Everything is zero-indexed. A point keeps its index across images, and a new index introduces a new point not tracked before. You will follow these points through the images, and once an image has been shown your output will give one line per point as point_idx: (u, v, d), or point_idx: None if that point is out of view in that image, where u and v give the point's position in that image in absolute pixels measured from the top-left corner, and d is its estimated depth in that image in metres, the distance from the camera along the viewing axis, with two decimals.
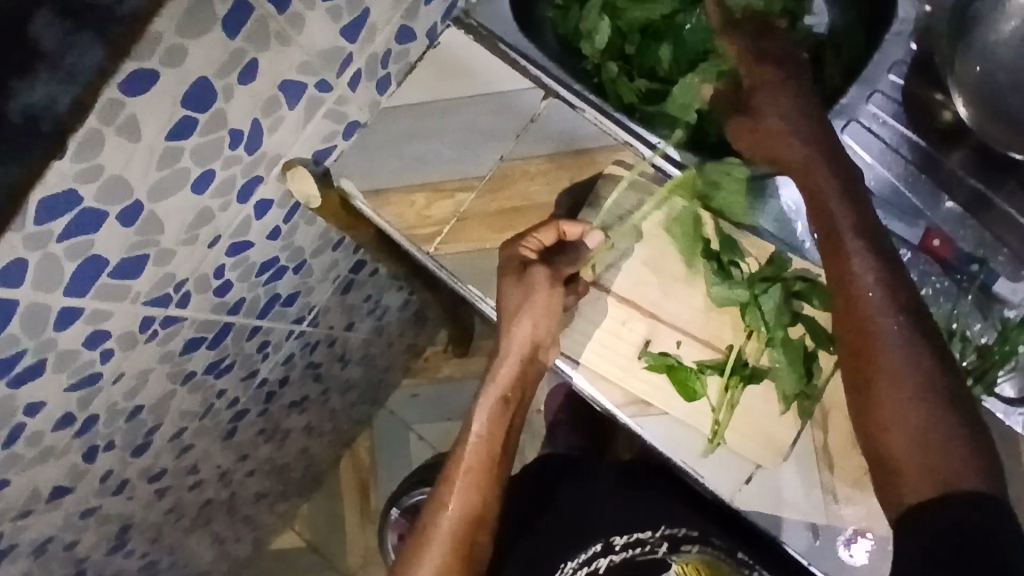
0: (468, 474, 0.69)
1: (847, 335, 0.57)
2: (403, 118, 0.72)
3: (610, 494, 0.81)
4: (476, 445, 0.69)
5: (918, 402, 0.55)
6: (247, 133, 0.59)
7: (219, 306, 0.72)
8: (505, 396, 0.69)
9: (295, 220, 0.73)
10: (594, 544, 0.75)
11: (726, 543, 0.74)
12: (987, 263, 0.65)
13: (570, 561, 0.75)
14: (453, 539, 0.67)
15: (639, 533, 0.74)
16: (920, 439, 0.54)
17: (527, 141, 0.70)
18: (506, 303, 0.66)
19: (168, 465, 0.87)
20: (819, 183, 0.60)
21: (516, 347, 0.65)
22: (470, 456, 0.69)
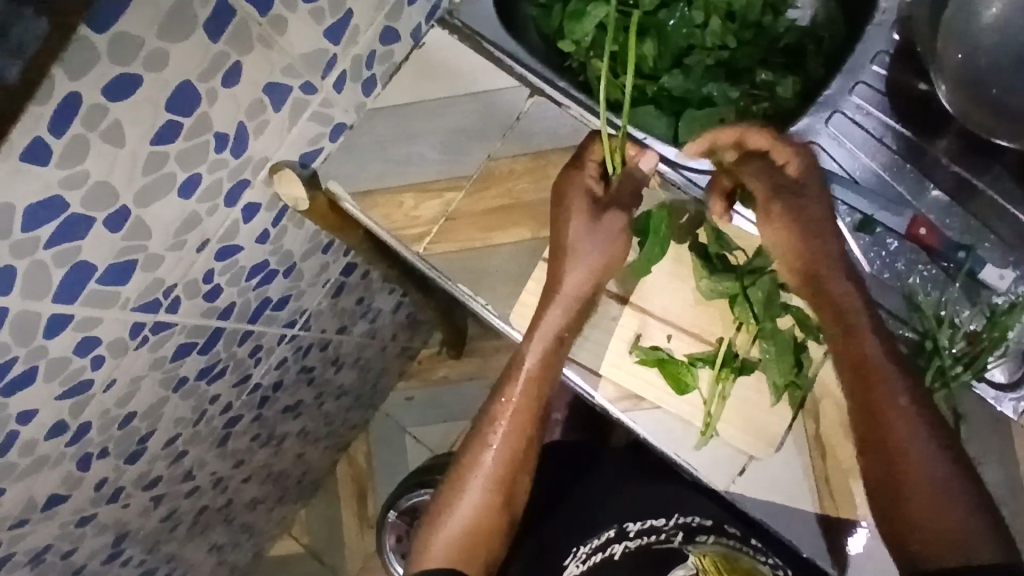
0: (490, 466, 0.68)
1: (871, 417, 0.58)
2: (389, 119, 0.72)
3: (619, 485, 0.79)
4: (528, 386, 0.66)
5: (939, 481, 0.57)
6: (232, 136, 0.59)
7: (209, 311, 0.72)
8: (562, 338, 0.63)
9: (283, 223, 0.73)
10: (607, 532, 0.74)
11: (740, 531, 0.70)
12: (975, 250, 0.65)
13: (582, 547, 0.74)
14: (472, 527, 0.67)
15: (653, 521, 0.73)
16: (948, 519, 0.56)
17: (513, 139, 0.70)
18: (571, 239, 0.63)
19: (163, 473, 0.87)
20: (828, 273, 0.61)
21: (582, 286, 0.63)
22: (498, 446, 0.67)
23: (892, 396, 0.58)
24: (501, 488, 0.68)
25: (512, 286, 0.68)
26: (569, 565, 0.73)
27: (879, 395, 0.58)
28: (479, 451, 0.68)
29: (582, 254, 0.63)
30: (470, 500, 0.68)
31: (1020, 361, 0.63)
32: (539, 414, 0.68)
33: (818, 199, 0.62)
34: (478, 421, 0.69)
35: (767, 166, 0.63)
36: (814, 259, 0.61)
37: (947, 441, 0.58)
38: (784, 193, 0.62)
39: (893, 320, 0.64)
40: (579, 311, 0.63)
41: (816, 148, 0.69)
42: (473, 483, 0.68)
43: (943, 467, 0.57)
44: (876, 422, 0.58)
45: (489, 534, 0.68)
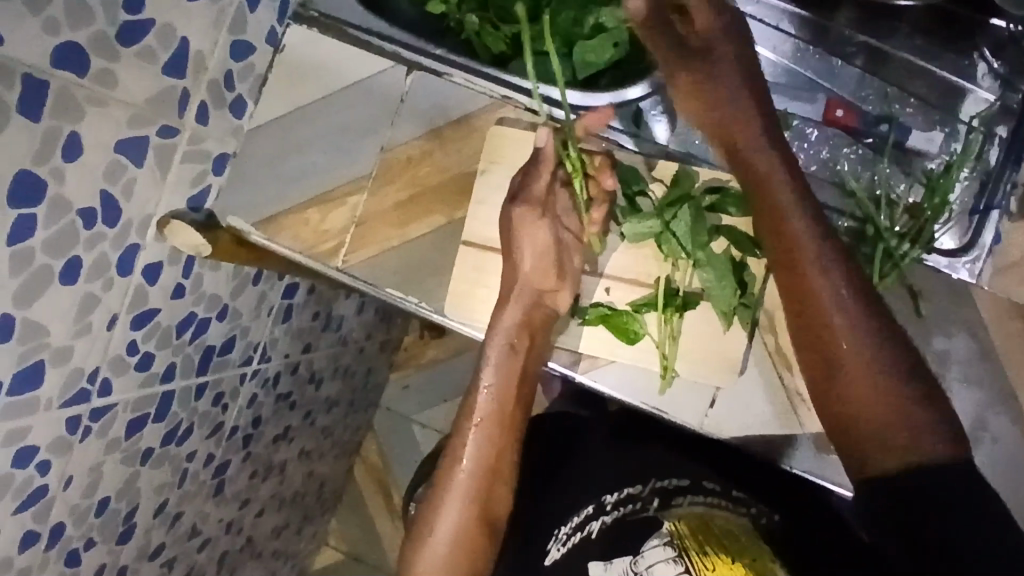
0: (466, 480, 0.62)
1: (813, 343, 0.55)
2: (270, 135, 0.68)
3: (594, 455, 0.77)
4: (500, 396, 0.62)
5: (872, 350, 0.54)
6: (100, 208, 0.55)
7: (148, 379, 0.70)
8: (515, 343, 0.61)
9: (196, 271, 0.69)
10: (585, 508, 0.71)
11: (719, 486, 0.71)
12: (896, 119, 0.62)
13: (561, 527, 0.70)
14: (459, 550, 0.61)
15: (629, 489, 0.72)
16: (871, 398, 0.53)
17: (402, 123, 0.66)
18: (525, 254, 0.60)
19: (165, 538, 0.86)
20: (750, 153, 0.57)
21: (531, 290, 0.60)
22: (472, 451, 0.62)
23: (827, 328, 0.55)
24: (481, 506, 0.62)
25: (441, 279, 0.64)
26: (551, 550, 0.69)
27: (807, 310, 0.55)
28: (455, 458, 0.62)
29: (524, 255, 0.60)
30: (450, 518, 0.61)
31: (967, 220, 0.61)
32: (513, 423, 0.63)
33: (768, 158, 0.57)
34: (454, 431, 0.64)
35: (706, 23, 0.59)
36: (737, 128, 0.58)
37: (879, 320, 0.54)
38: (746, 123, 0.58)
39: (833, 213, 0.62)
40: (531, 312, 0.60)
41: None
42: (450, 504, 0.61)
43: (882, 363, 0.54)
44: (814, 345, 0.55)
45: (476, 556, 0.62)
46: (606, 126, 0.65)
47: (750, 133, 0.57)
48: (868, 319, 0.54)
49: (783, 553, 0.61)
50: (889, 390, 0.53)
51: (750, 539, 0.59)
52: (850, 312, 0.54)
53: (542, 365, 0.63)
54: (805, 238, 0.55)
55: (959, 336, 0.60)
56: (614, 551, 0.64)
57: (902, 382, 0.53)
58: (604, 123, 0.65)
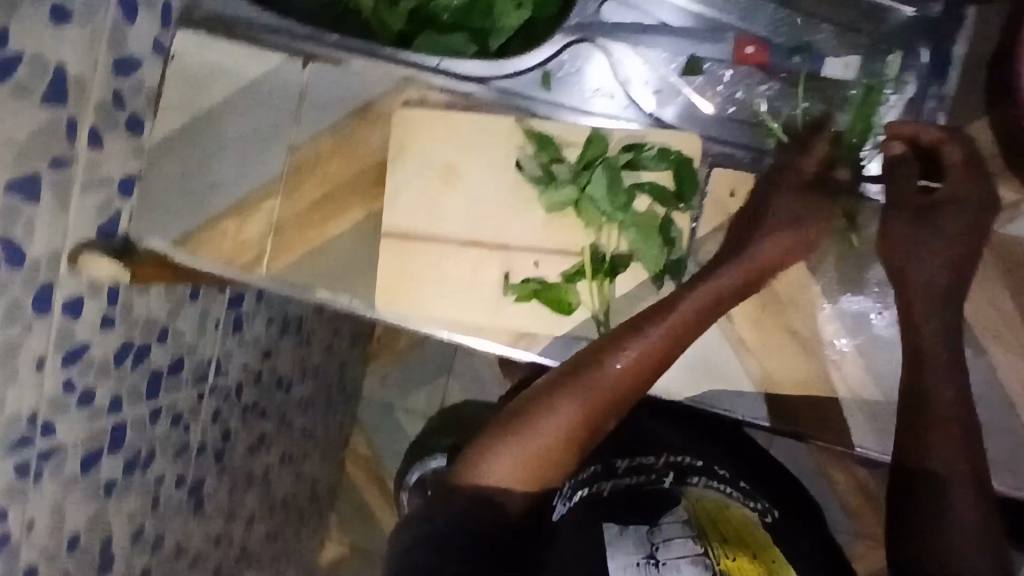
0: (608, 387, 0.58)
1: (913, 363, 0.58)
2: (175, 148, 0.65)
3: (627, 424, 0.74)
4: (649, 359, 0.57)
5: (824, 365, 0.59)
6: (6, 254, 0.53)
7: (95, 413, 0.68)
8: (669, 329, 0.57)
9: (123, 298, 0.68)
10: (592, 467, 0.69)
11: (730, 474, 0.70)
12: (811, 50, 0.63)
13: (568, 483, 0.67)
14: (529, 462, 0.57)
15: (644, 458, 0.70)
16: (944, 449, 0.57)
17: (306, 120, 0.63)
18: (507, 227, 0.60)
19: (148, 563, 0.86)
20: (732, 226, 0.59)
21: (702, 303, 0.57)
22: (624, 364, 0.57)
23: (949, 356, 0.58)
24: (578, 426, 0.58)
25: (369, 274, 0.63)
26: (557, 505, 0.64)
27: (917, 317, 0.58)
28: (602, 362, 0.57)
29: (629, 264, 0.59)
30: (558, 419, 0.58)
31: None
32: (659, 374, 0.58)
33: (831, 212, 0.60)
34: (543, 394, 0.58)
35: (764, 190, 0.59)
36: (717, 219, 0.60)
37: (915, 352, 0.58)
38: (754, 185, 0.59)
39: (754, 155, 0.60)
40: (715, 291, 0.58)
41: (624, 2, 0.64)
42: (517, 433, 0.58)
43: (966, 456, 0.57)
44: (919, 366, 0.58)
45: (542, 470, 0.58)
46: (517, 94, 0.62)
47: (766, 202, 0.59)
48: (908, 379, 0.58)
49: (785, 545, 0.63)
50: (952, 408, 0.58)
51: (762, 536, 0.63)
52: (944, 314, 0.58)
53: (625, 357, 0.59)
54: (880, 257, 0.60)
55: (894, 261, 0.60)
56: (629, 519, 0.63)
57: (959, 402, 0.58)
58: (515, 92, 0.62)
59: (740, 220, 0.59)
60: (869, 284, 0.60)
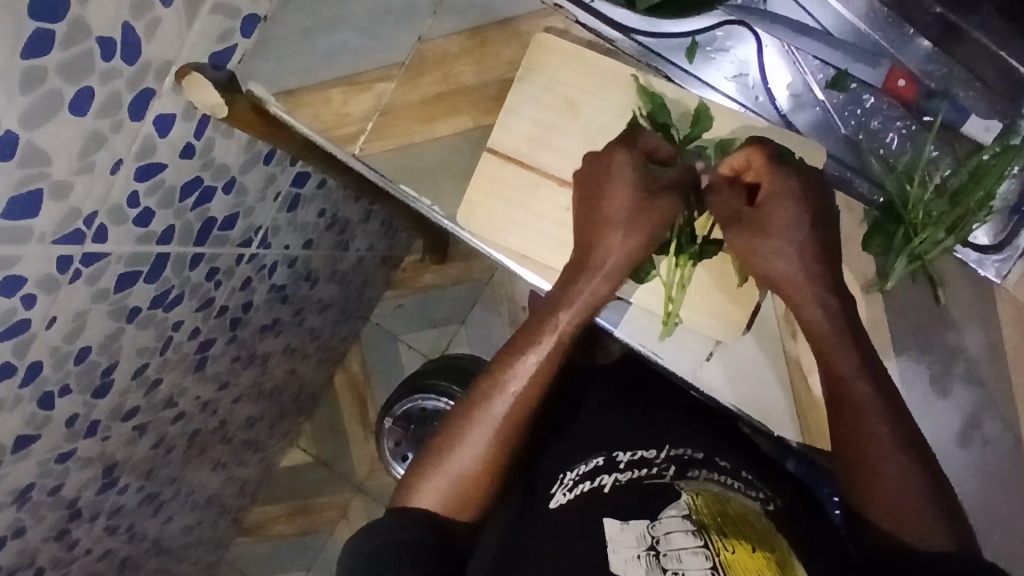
0: (505, 419, 0.59)
1: (838, 407, 0.56)
2: (303, 5, 0.64)
3: (612, 409, 0.70)
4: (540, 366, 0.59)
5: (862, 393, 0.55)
6: (120, 40, 0.53)
7: (146, 236, 0.68)
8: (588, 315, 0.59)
9: (208, 134, 0.67)
10: (594, 459, 0.63)
11: (731, 464, 0.64)
12: (952, 97, 0.60)
13: (569, 473, 0.63)
14: (473, 480, 0.58)
15: (644, 452, 0.64)
16: (894, 489, 0.54)
17: (444, 17, 0.63)
18: (613, 211, 0.57)
19: (140, 403, 0.86)
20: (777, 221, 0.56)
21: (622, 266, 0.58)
22: (513, 401, 0.58)
23: (862, 395, 0.55)
24: (506, 450, 0.59)
25: (458, 182, 0.63)
26: (556, 494, 0.61)
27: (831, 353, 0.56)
28: (489, 403, 0.59)
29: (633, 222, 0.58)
30: (473, 448, 0.58)
31: (1007, 218, 0.59)
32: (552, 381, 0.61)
33: (791, 212, 0.56)
34: (485, 378, 0.60)
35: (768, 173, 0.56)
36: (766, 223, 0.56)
37: (876, 374, 0.56)
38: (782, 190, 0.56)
39: (869, 188, 0.60)
40: (606, 291, 0.58)
41: None
42: (477, 434, 0.58)
43: (910, 476, 0.54)
44: (841, 407, 0.56)
45: (480, 492, 0.58)
46: (657, 55, 0.62)
47: (775, 204, 0.56)
48: (874, 398, 0.55)
49: (792, 535, 0.56)
50: (896, 433, 0.55)
51: (763, 526, 0.54)
52: (864, 351, 0.56)
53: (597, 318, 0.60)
54: (803, 274, 0.56)
55: (970, 332, 0.59)
56: (633, 513, 0.54)
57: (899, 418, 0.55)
58: (656, 52, 0.62)
59: (731, 219, 0.57)
60: (938, 347, 0.59)
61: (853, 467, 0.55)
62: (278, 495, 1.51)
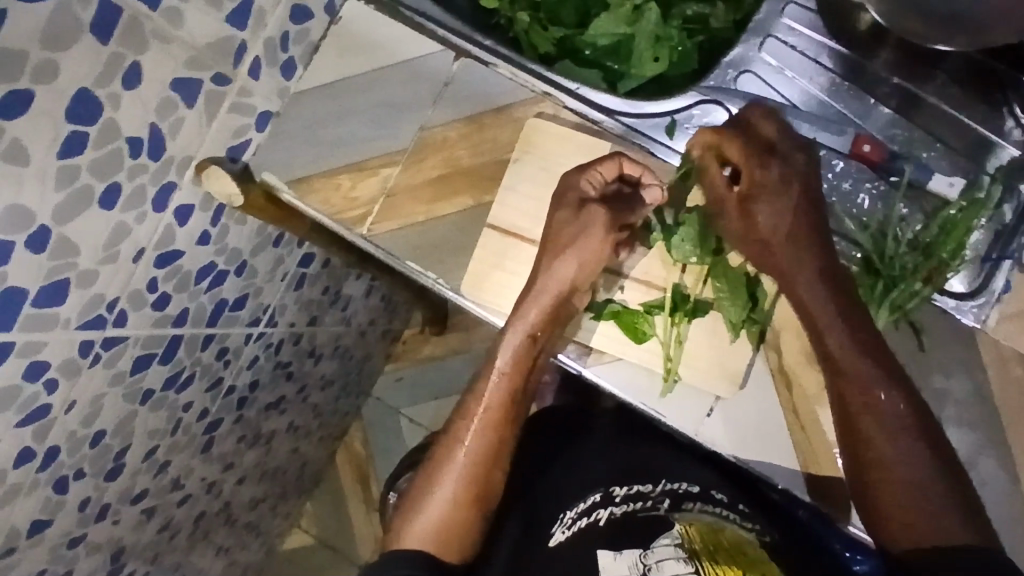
0: (467, 459, 0.66)
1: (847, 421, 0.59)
2: (315, 101, 0.70)
3: (607, 445, 0.75)
4: (497, 394, 0.66)
5: (860, 363, 0.58)
6: (147, 139, 0.58)
7: (162, 320, 0.71)
8: (533, 337, 0.63)
9: (224, 221, 0.71)
10: (592, 496, 0.69)
11: (726, 497, 0.69)
12: (917, 158, 0.65)
13: (568, 512, 0.69)
14: (449, 522, 0.65)
15: (640, 487, 0.69)
16: (901, 460, 0.58)
17: (443, 106, 0.68)
18: (560, 237, 0.62)
19: (149, 486, 0.86)
20: (769, 204, 0.59)
21: (554, 289, 0.61)
22: (469, 445, 0.66)
23: (865, 402, 0.58)
24: (475, 489, 0.66)
25: (464, 258, 0.66)
26: (556, 533, 0.67)
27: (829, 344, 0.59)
28: (452, 451, 0.66)
29: (566, 248, 0.62)
30: (442, 496, 0.65)
31: (980, 267, 0.63)
32: (512, 417, 0.67)
33: (774, 202, 0.59)
34: (453, 419, 0.68)
35: (746, 158, 0.59)
36: (763, 206, 0.59)
37: (874, 347, 0.58)
38: (769, 184, 0.59)
39: (847, 244, 0.63)
40: (550, 311, 0.62)
41: (752, 77, 0.68)
42: (445, 484, 0.65)
43: (916, 456, 0.58)
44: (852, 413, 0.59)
45: (461, 531, 0.65)
46: (642, 133, 0.67)
47: (762, 198, 0.59)
48: (869, 367, 0.58)
49: (785, 564, 0.62)
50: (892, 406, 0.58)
51: (757, 553, 0.60)
52: (863, 338, 0.58)
53: (553, 354, 0.64)
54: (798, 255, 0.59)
55: (957, 377, 0.62)
56: (625, 543, 0.62)
57: (908, 407, 0.58)
58: (640, 130, 0.67)
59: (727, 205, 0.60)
60: (927, 392, 0.62)
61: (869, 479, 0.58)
62: None
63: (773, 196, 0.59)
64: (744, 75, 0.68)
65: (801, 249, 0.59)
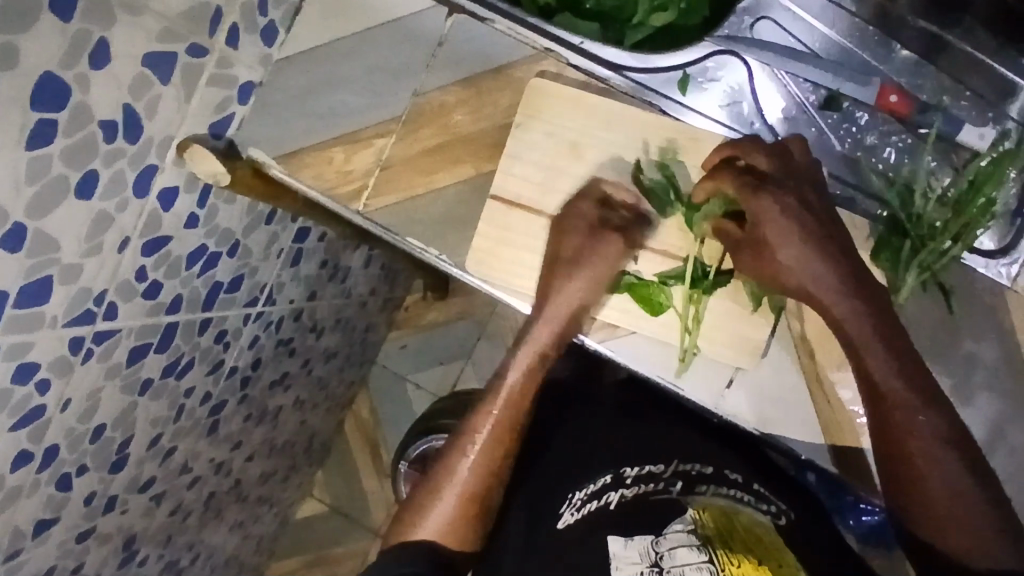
0: (478, 467, 0.65)
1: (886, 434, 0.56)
2: (300, 68, 0.65)
3: (614, 422, 0.73)
4: (509, 398, 0.66)
5: (898, 391, 0.56)
6: (122, 121, 0.54)
7: (155, 309, 0.68)
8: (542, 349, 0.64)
9: (211, 202, 0.68)
10: (602, 477, 0.67)
11: (742, 477, 0.67)
12: (947, 108, 0.61)
13: (577, 492, 0.66)
14: (456, 526, 0.64)
15: (651, 467, 0.67)
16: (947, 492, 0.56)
17: (437, 70, 0.63)
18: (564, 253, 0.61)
19: (155, 473, 0.85)
20: (778, 238, 0.56)
21: (564, 303, 0.61)
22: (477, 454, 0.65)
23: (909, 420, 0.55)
24: (480, 495, 0.65)
25: (465, 232, 0.63)
26: (565, 514, 0.65)
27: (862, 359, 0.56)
28: (460, 456, 0.65)
29: (576, 265, 0.60)
30: (449, 502, 0.64)
31: (1011, 222, 0.59)
32: (517, 425, 0.66)
33: (783, 202, 0.56)
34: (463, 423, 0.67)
35: (746, 190, 0.56)
36: (775, 232, 0.56)
37: (910, 367, 0.56)
38: (779, 210, 0.56)
39: (871, 202, 0.61)
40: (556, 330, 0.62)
41: (770, 23, 0.63)
42: (447, 494, 0.64)
43: (958, 482, 0.55)
44: (886, 422, 0.56)
45: (468, 533, 0.65)
46: (651, 90, 0.63)
47: (772, 226, 0.56)
48: (905, 391, 0.55)
49: (799, 552, 0.58)
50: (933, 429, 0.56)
51: (769, 536, 0.57)
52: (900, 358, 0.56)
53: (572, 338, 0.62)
54: (821, 283, 0.56)
55: (987, 339, 0.60)
56: (636, 529, 0.59)
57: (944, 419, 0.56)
58: (649, 87, 0.63)
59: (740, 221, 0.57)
60: (955, 356, 0.60)
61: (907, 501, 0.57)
62: (295, 549, 1.48)
63: (783, 229, 0.56)
64: (761, 23, 0.63)
65: (816, 251, 0.56)
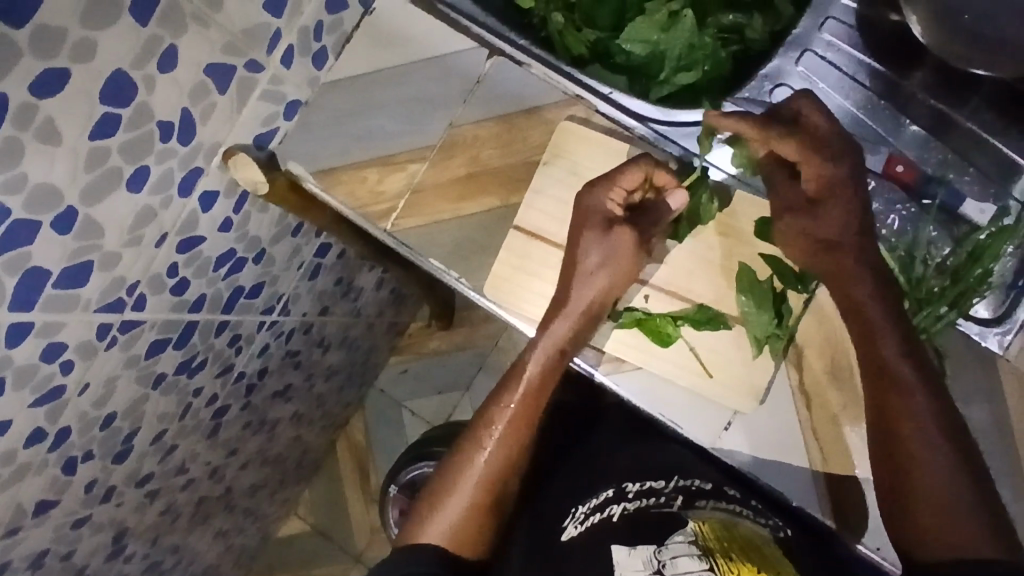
0: (487, 466, 0.66)
1: (884, 419, 0.59)
2: (345, 92, 0.69)
3: (624, 442, 0.76)
4: (526, 393, 0.66)
5: (895, 364, 0.58)
6: (178, 123, 0.57)
7: (180, 305, 0.70)
8: (563, 348, 0.63)
9: (245, 209, 0.71)
10: (605, 492, 0.69)
11: (739, 494, 0.68)
12: (949, 182, 0.65)
13: (581, 507, 0.68)
14: (467, 521, 0.65)
15: (652, 483, 0.68)
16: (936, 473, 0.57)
17: (474, 105, 0.68)
18: (584, 255, 0.61)
19: (154, 469, 0.86)
20: (829, 207, 0.59)
21: (587, 302, 0.61)
22: (490, 451, 0.66)
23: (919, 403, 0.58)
24: (493, 494, 0.66)
25: (486, 257, 0.66)
26: (568, 527, 0.67)
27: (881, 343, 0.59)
28: (472, 454, 0.66)
29: (591, 270, 0.61)
30: (460, 501, 0.65)
31: (1006, 293, 0.62)
32: (530, 421, 0.66)
33: (830, 177, 0.59)
34: (475, 422, 0.67)
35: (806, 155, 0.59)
36: (823, 203, 0.59)
37: (913, 351, 0.59)
38: (839, 186, 0.59)
39: None
40: (575, 329, 0.62)
41: (788, 90, 0.68)
42: (462, 488, 0.65)
43: (951, 472, 0.57)
44: (885, 394, 0.58)
45: (482, 535, 0.66)
46: (670, 140, 0.68)
47: (828, 203, 0.59)
48: (906, 369, 0.58)
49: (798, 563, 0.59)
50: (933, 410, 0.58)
51: (770, 551, 0.58)
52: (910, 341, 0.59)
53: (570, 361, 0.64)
54: (853, 247, 0.59)
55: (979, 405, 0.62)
56: (638, 539, 0.59)
57: (940, 414, 0.58)
58: (670, 138, 0.68)
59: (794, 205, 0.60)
60: None
61: (901, 485, 0.58)
62: (273, 566, 1.47)
63: (832, 193, 0.59)
64: (780, 89, 0.68)
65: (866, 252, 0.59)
